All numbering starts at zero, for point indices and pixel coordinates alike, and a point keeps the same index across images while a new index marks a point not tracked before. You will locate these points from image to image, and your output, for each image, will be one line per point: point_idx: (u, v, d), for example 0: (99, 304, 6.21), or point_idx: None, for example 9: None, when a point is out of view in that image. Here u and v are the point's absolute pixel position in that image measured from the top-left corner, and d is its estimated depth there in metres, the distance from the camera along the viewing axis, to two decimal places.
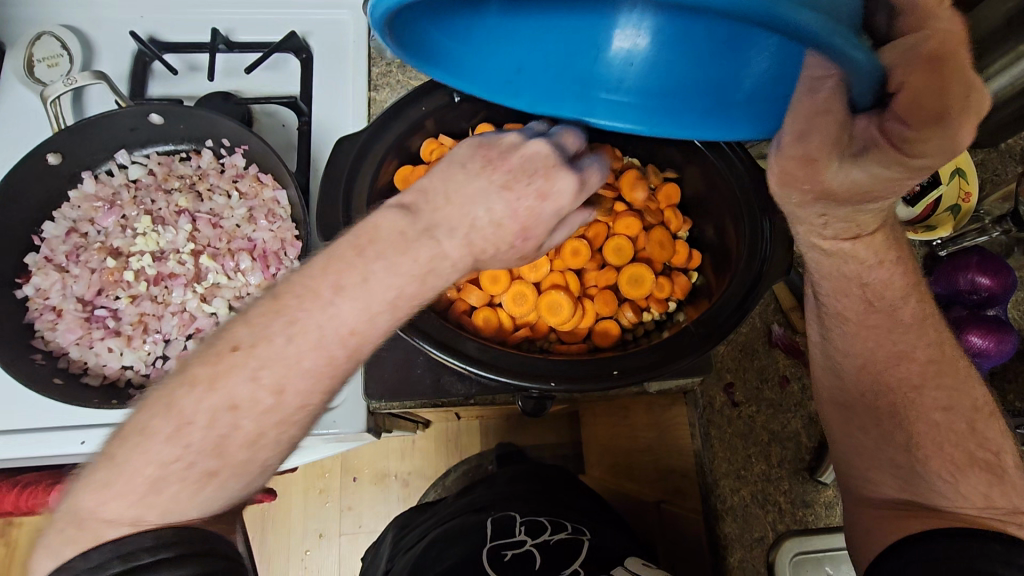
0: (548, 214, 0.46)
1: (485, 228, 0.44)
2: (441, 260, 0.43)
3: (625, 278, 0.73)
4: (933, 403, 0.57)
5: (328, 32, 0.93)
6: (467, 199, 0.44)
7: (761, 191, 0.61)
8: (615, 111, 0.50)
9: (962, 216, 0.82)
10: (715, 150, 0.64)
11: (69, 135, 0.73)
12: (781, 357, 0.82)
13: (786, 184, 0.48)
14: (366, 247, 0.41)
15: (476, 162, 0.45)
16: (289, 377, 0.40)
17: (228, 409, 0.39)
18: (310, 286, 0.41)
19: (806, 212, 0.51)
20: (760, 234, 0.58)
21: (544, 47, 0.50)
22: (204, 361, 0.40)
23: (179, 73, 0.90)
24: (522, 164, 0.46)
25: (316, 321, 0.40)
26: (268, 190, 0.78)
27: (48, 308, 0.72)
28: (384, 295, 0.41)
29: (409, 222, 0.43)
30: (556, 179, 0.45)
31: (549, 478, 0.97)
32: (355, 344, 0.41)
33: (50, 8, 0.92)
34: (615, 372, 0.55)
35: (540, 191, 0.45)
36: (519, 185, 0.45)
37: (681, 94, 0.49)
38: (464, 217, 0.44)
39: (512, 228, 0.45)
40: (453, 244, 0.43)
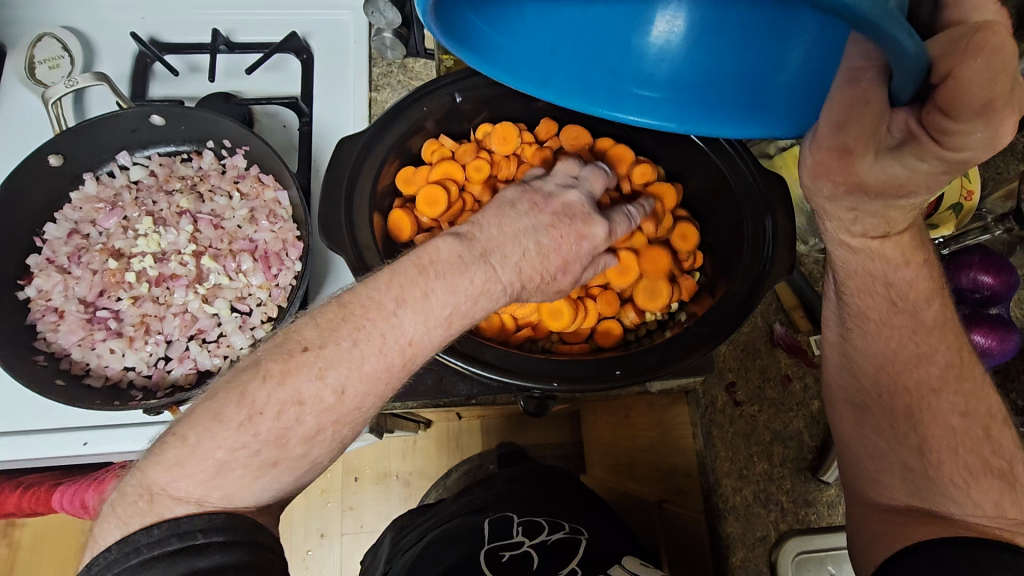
0: (587, 251, 0.53)
1: (534, 257, 0.49)
2: (493, 282, 0.47)
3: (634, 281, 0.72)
4: (951, 407, 0.57)
5: (328, 32, 0.93)
6: (517, 230, 0.49)
7: (767, 189, 0.60)
8: (646, 107, 0.48)
9: (963, 215, 0.81)
10: (717, 150, 0.63)
11: (71, 135, 0.73)
12: (784, 356, 0.82)
13: (819, 174, 0.52)
14: (427, 267, 0.45)
15: (524, 203, 0.51)
16: (348, 380, 0.42)
17: (293, 404, 0.41)
18: (375, 297, 0.44)
19: (837, 205, 0.55)
20: (762, 233, 0.58)
21: (582, 35, 0.47)
22: (274, 357, 0.42)
23: (179, 74, 0.90)
24: (564, 210, 0.53)
25: (380, 328, 0.43)
26: (269, 190, 0.78)
27: (51, 308, 0.72)
28: (440, 311, 0.45)
29: (464, 248, 0.47)
30: (592, 224, 0.53)
31: (550, 479, 0.97)
32: (409, 354, 0.44)
33: (50, 9, 0.92)
34: (617, 372, 0.55)
35: (578, 233, 0.52)
36: (562, 226, 0.51)
37: (717, 85, 0.47)
38: (518, 245, 0.48)
39: (553, 262, 0.51)
40: (505, 270, 0.47)
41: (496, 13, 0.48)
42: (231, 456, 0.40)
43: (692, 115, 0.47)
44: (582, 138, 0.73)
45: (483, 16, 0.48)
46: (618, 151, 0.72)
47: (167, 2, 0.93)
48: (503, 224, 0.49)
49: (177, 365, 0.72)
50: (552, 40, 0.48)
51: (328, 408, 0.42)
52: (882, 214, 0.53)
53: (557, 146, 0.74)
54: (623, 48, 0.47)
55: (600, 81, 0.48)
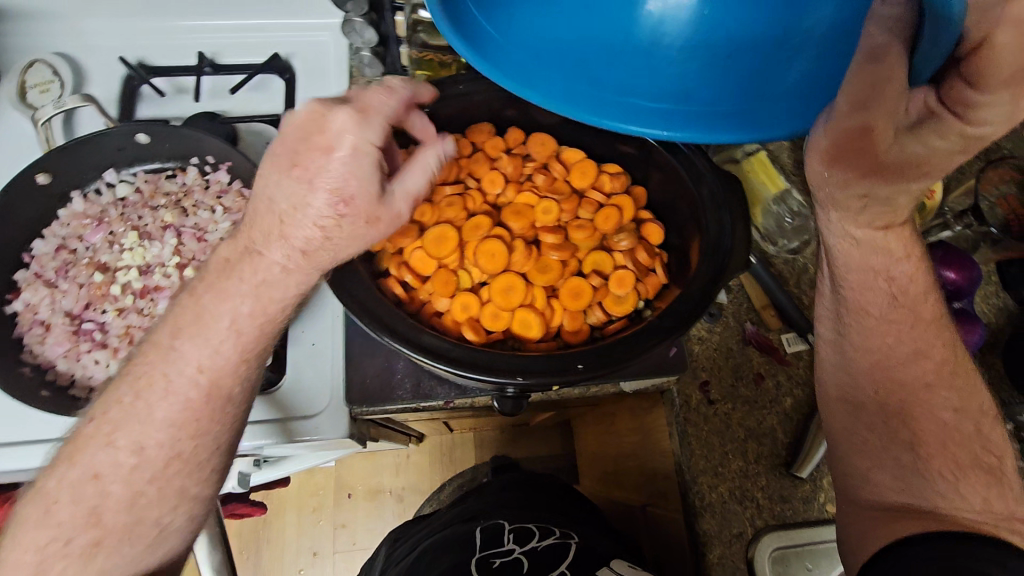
0: (344, 159, 0.47)
1: (293, 213, 0.48)
2: (263, 271, 0.50)
3: (596, 281, 0.65)
4: (944, 403, 0.59)
5: (311, 53, 0.97)
6: (268, 197, 0.49)
7: (734, 187, 0.61)
8: (636, 115, 0.38)
9: (927, 213, 0.84)
10: (683, 161, 0.64)
11: (59, 154, 0.76)
12: (756, 354, 0.84)
13: (836, 160, 0.46)
14: (196, 288, 0.51)
15: (270, 161, 0.50)
16: (144, 434, 0.48)
17: (90, 477, 0.46)
18: (154, 339, 0.50)
19: (847, 196, 0.51)
20: (720, 230, 0.60)
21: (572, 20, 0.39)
22: (67, 443, 0.48)
23: (166, 96, 0.94)
24: (297, 137, 0.48)
25: (159, 368, 0.48)
26: (251, 205, 0.80)
27: (37, 321, 0.74)
28: (217, 323, 0.49)
29: (230, 248, 0.51)
30: (330, 127, 0.48)
31: (542, 487, 0.98)
32: (205, 382, 0.49)
33: (40, 35, 0.96)
34: (580, 366, 0.56)
35: (323, 148, 0.48)
36: (304, 156, 0.48)
37: (712, 75, 0.38)
38: (270, 214, 0.49)
39: (320, 199, 0.48)
40: (271, 249, 0.50)
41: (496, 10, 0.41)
42: (42, 556, 0.45)
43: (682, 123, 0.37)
44: (547, 147, 0.70)
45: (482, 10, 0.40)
46: (581, 164, 0.69)
47: (154, 28, 0.97)
48: (259, 188, 0.50)
49: None
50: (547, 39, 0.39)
51: (133, 468, 0.47)
52: (893, 200, 0.51)
53: (525, 156, 0.70)
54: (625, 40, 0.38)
55: (584, 87, 0.38)
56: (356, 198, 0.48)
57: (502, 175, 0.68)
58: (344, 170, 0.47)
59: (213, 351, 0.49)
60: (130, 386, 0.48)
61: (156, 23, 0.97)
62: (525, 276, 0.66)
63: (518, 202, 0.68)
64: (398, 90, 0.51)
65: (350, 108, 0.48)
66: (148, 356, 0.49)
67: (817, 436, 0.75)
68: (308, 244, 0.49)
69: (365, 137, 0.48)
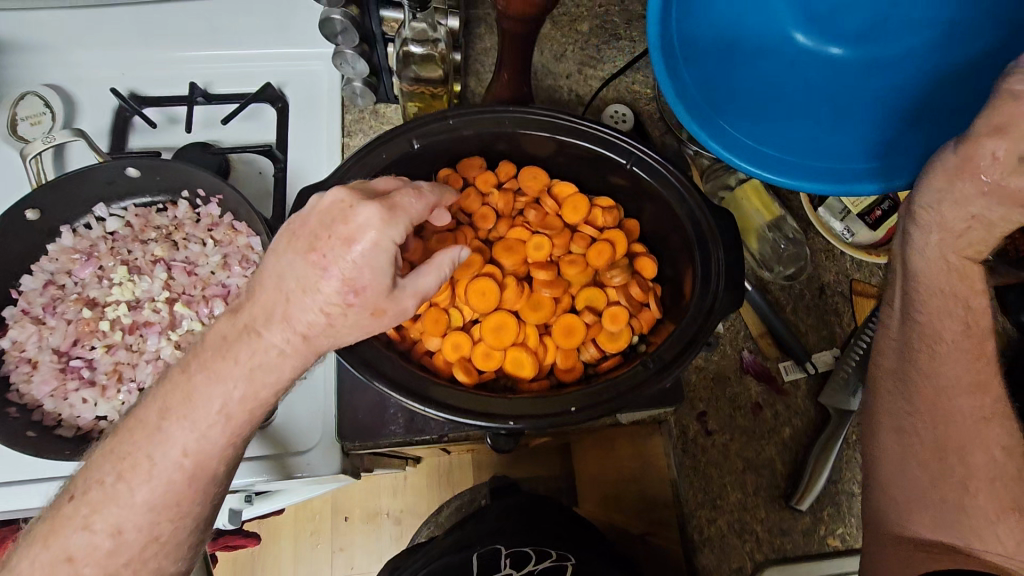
0: (363, 253, 0.46)
1: (301, 298, 0.46)
2: (262, 353, 0.47)
3: (588, 318, 0.64)
4: (989, 443, 0.57)
5: (304, 81, 0.97)
6: (278, 275, 0.47)
7: (727, 224, 0.60)
8: (753, 154, 0.64)
9: None
10: (672, 192, 0.62)
11: (48, 190, 0.76)
12: (754, 383, 0.83)
13: (959, 172, 0.53)
14: (188, 365, 0.48)
15: (280, 238, 0.48)
16: (123, 518, 0.47)
17: (64, 560, 0.46)
18: (140, 418, 0.48)
19: (958, 213, 0.55)
20: (711, 269, 0.59)
21: (755, 45, 0.67)
22: (43, 520, 0.48)
23: (158, 127, 0.94)
24: (319, 222, 0.47)
25: (143, 450, 0.47)
26: (241, 237, 0.80)
27: (25, 359, 0.74)
28: (208, 407, 0.47)
29: (230, 324, 0.48)
30: (355, 217, 0.46)
31: (543, 514, 0.93)
32: (189, 467, 0.48)
33: (28, 65, 0.95)
34: (572, 409, 0.54)
35: (343, 237, 0.46)
36: (323, 242, 0.46)
37: (861, 130, 0.64)
38: (279, 293, 0.47)
39: (332, 288, 0.46)
40: (272, 334, 0.47)
41: (698, 11, 0.64)
42: None
43: (827, 174, 0.62)
44: (539, 180, 0.68)
45: (692, 14, 0.63)
46: (573, 198, 0.67)
47: (145, 57, 0.96)
48: (271, 267, 0.48)
49: None
50: (732, 59, 0.67)
51: (109, 552, 0.47)
52: (994, 225, 0.55)
53: (517, 190, 0.69)
54: (783, 55, 0.68)
55: (711, 101, 0.65)
56: (369, 289, 0.47)
57: (493, 211, 0.68)
58: (360, 261, 0.46)
59: (190, 420, 0.47)
60: (113, 467, 0.47)
61: (146, 53, 0.96)
62: (517, 314, 0.65)
63: (510, 237, 0.67)
64: (427, 193, 0.50)
65: (379, 203, 0.47)
66: (132, 435, 0.48)
67: (819, 470, 0.76)
68: (311, 329, 0.47)
69: (386, 232, 0.46)
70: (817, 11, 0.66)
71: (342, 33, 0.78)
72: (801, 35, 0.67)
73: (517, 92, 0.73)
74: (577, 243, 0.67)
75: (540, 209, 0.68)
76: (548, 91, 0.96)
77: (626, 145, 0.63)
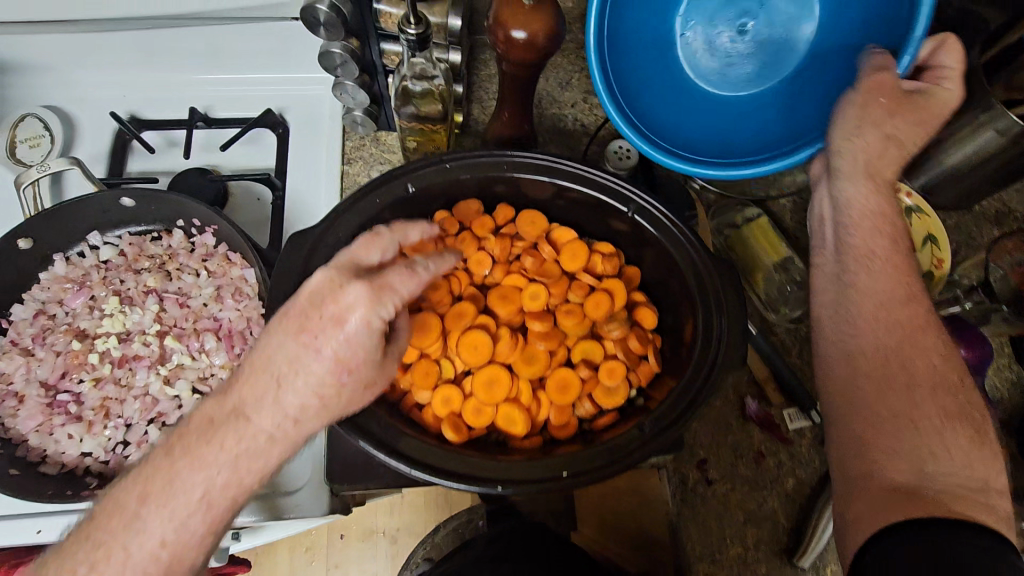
0: (357, 332, 0.46)
1: (293, 380, 0.46)
2: (253, 437, 0.45)
3: (584, 372, 0.62)
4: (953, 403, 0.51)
5: (305, 105, 0.96)
6: (269, 356, 0.46)
7: (731, 280, 0.57)
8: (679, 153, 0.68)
9: (936, 282, 0.84)
10: (673, 240, 0.60)
11: (39, 219, 0.74)
12: (757, 431, 0.80)
13: (868, 105, 0.57)
14: (173, 447, 0.45)
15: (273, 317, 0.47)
16: None
17: None
18: (117, 501, 0.44)
19: (873, 139, 0.58)
20: (711, 331, 0.56)
21: (652, 58, 0.71)
22: None
23: (157, 150, 0.93)
24: (309, 302, 0.46)
25: (118, 540, 0.43)
26: (236, 268, 0.78)
27: (12, 392, 0.73)
28: (192, 494, 0.44)
29: (217, 405, 0.46)
30: (344, 296, 0.45)
31: (544, 545, 0.70)
32: (168, 556, 0.44)
33: (29, 86, 0.94)
34: (564, 473, 0.52)
35: (335, 317, 0.45)
36: (314, 323, 0.45)
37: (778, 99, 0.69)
38: (268, 376, 0.46)
39: (325, 369, 0.46)
40: (263, 418, 0.46)
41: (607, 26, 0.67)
42: None
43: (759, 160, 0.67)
44: (538, 225, 0.67)
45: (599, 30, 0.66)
46: (572, 244, 0.66)
47: (147, 80, 0.95)
48: (260, 346, 0.46)
49: (136, 449, 0.72)
50: (636, 70, 0.71)
51: None
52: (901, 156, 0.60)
53: (515, 235, 0.67)
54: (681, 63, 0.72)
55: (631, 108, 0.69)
56: (361, 365, 0.47)
57: (489, 256, 0.66)
58: (353, 340, 0.46)
59: (169, 509, 0.44)
60: (86, 557, 0.43)
61: (146, 75, 0.95)
62: (512, 367, 0.63)
63: (505, 285, 0.66)
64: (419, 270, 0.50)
65: (369, 281, 0.46)
66: (108, 521, 0.44)
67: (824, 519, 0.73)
68: (302, 412, 0.46)
69: (377, 310, 0.46)
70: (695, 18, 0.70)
71: (340, 65, 0.76)
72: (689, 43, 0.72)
73: (519, 129, 0.71)
74: (575, 292, 0.65)
75: (538, 254, 0.66)
76: (553, 120, 0.94)
77: (628, 192, 0.61)
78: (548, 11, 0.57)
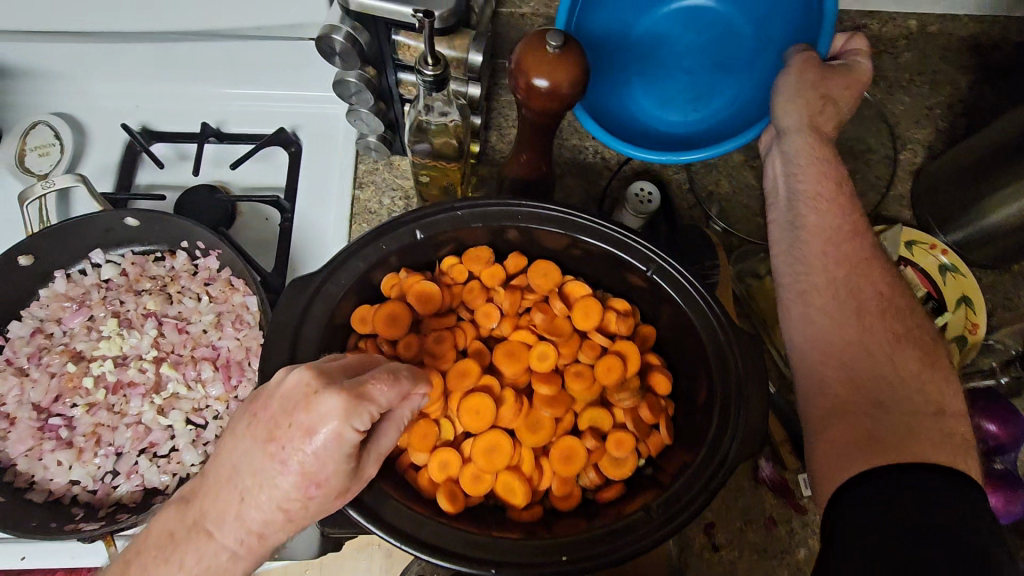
0: (327, 445, 0.39)
1: (257, 496, 0.41)
2: (217, 553, 0.42)
3: (590, 442, 0.59)
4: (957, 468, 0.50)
5: (320, 122, 0.93)
6: (233, 465, 0.41)
7: (750, 357, 0.54)
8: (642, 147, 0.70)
9: (970, 348, 0.79)
10: (698, 309, 0.56)
11: (42, 237, 0.72)
12: (770, 496, 0.76)
13: (804, 72, 0.64)
14: (131, 561, 0.42)
15: (243, 421, 0.42)
16: None
17: None
18: None
19: (810, 98, 0.63)
20: (728, 412, 0.53)
21: (607, 78, 0.79)
22: None
23: (166, 164, 0.90)
24: (280, 407, 0.40)
25: None
26: (238, 295, 0.76)
27: (5, 414, 0.72)
28: None
29: (177, 520, 0.42)
30: (316, 406, 0.39)
31: None
32: None
33: (42, 92, 0.92)
34: (563, 558, 0.48)
35: (304, 427, 0.39)
36: (282, 431, 0.40)
37: (724, 77, 0.79)
38: (231, 490, 0.41)
39: (290, 484, 0.40)
40: (227, 535, 0.42)
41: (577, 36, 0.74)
42: None
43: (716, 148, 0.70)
44: (551, 277, 0.63)
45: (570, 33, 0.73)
46: (586, 301, 0.62)
47: (161, 91, 0.93)
48: (227, 452, 0.42)
49: (125, 480, 0.70)
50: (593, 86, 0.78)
51: None
52: (831, 119, 0.65)
53: (525, 286, 0.64)
54: (633, 87, 0.80)
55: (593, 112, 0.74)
56: (331, 480, 0.41)
57: (497, 309, 0.64)
58: (322, 454, 0.40)
59: None
60: None
61: (161, 86, 0.93)
62: (514, 432, 0.61)
63: (513, 340, 0.63)
64: (402, 378, 0.44)
65: (347, 386, 0.40)
66: None
67: None
68: (265, 527, 0.42)
69: (350, 424, 0.39)
70: (640, 52, 0.80)
71: (355, 94, 0.74)
72: (638, 72, 0.80)
73: (536, 171, 0.68)
74: (585, 353, 0.62)
75: (548, 310, 0.63)
76: (573, 151, 0.90)
77: (649, 251, 0.57)
78: (575, 61, 0.54)
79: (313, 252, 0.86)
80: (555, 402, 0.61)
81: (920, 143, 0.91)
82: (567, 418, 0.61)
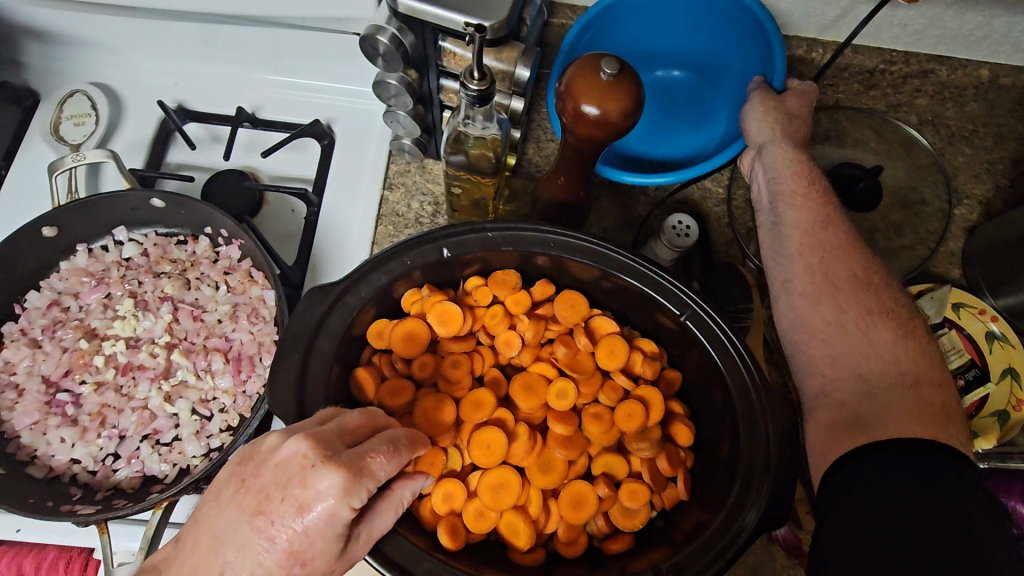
0: (319, 522, 0.39)
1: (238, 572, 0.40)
2: None
3: (602, 489, 0.57)
4: None
5: (356, 117, 0.91)
6: (216, 533, 0.40)
7: (783, 421, 0.50)
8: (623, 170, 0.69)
9: (1010, 428, 0.74)
10: (731, 364, 0.52)
11: (68, 211, 0.71)
12: (781, 555, 0.72)
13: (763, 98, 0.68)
14: None
15: (229, 487, 0.41)
16: None
17: None
18: None
19: (768, 117, 0.67)
20: (752, 478, 0.49)
21: None
22: None
23: (198, 145, 0.89)
24: (273, 478, 0.39)
25: None
26: (256, 288, 0.75)
27: (14, 384, 0.72)
28: None
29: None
30: (314, 481, 0.39)
31: None
32: None
33: (85, 61, 0.92)
34: None
35: (298, 502, 0.39)
36: (273, 505, 0.39)
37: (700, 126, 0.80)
38: (214, 562, 0.40)
39: (276, 561, 0.39)
40: None
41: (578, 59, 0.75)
42: None
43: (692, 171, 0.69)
44: (578, 309, 0.60)
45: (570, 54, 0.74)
46: (613, 339, 0.59)
47: (201, 71, 0.92)
48: (209, 518, 0.41)
49: (125, 465, 0.69)
50: None
51: None
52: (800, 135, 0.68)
53: (551, 316, 0.62)
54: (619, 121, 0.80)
55: None
56: (316, 560, 0.40)
57: (518, 338, 0.61)
58: (313, 533, 0.39)
59: None
60: None
61: (201, 66, 0.92)
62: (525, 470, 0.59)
63: (532, 372, 0.61)
64: (402, 448, 0.44)
65: (347, 461, 0.39)
66: None
67: None
68: None
69: (346, 502, 0.39)
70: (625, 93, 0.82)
71: (395, 96, 0.72)
72: None
73: (573, 195, 0.64)
74: (603, 395, 0.60)
75: (572, 344, 0.61)
76: None
77: (687, 297, 0.54)
78: (628, 89, 0.51)
79: (336, 248, 0.84)
80: (568, 443, 0.58)
81: (977, 199, 0.86)
82: (580, 460, 0.59)
